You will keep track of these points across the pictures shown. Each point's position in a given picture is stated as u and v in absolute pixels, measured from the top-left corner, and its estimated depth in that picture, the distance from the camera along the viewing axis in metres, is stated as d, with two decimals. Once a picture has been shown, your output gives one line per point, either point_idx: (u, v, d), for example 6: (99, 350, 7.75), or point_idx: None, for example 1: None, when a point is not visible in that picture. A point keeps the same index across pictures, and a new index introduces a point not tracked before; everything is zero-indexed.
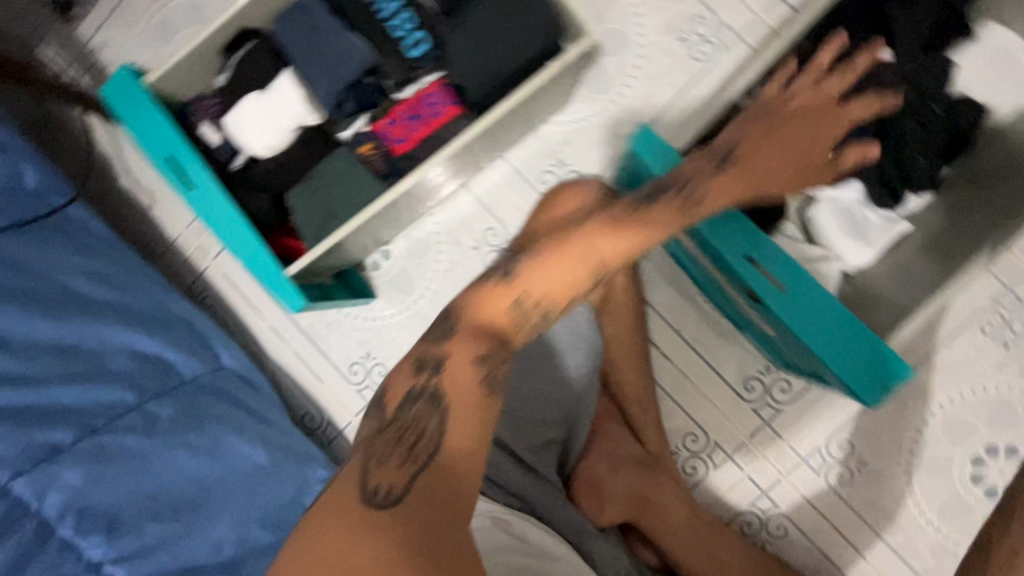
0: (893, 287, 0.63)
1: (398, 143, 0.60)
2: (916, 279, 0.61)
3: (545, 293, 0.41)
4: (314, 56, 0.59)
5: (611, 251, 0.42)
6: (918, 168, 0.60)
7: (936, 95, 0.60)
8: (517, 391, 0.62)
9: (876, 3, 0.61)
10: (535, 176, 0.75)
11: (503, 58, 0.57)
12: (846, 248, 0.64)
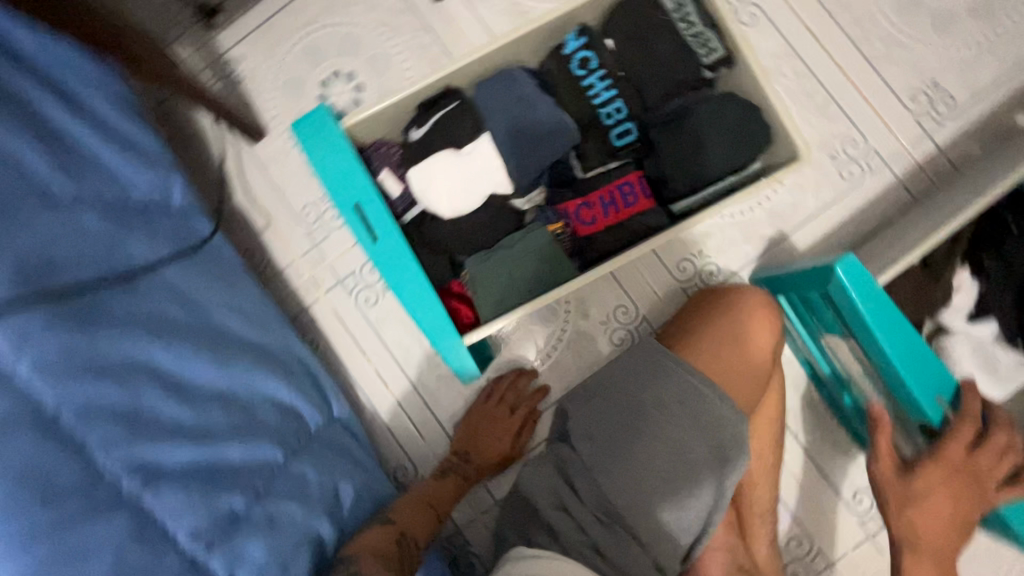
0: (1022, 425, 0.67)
1: (585, 225, 0.61)
2: None
3: (410, 526, 0.58)
4: (519, 129, 0.59)
5: (434, 493, 0.66)
6: None
7: None
8: (660, 492, 0.57)
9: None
10: (673, 264, 0.76)
11: (710, 162, 0.58)
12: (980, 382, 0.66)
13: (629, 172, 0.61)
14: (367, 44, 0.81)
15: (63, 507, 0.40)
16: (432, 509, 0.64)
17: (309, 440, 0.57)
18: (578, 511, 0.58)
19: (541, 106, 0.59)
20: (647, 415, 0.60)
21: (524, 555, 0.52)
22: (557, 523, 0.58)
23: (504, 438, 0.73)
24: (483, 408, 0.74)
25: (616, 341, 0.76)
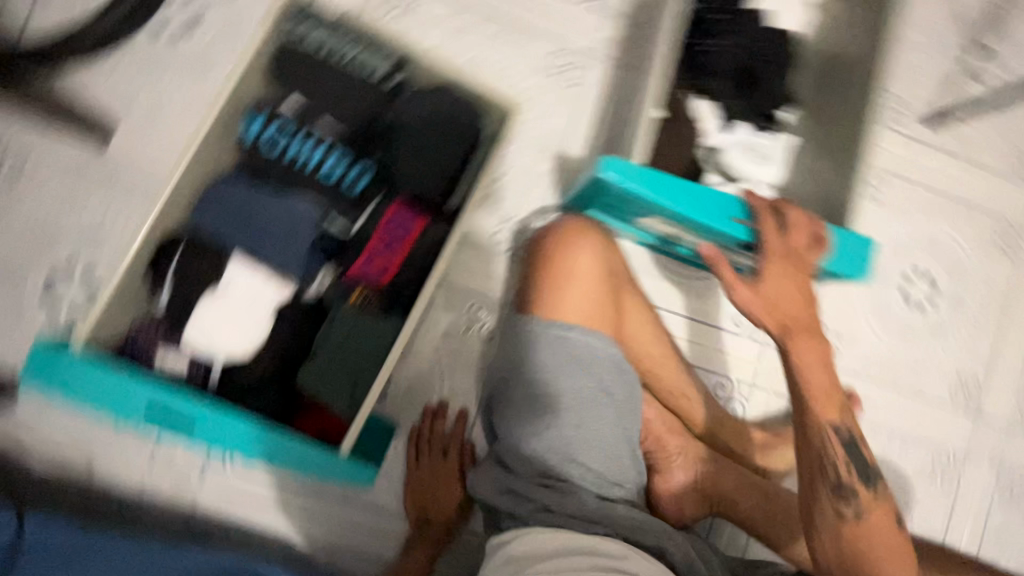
0: (811, 188, 0.75)
1: (382, 275, 0.58)
2: (823, 175, 0.75)
3: None
4: (262, 234, 0.56)
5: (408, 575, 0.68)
6: (774, 94, 0.76)
7: (755, 39, 0.75)
8: (588, 438, 0.56)
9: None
10: (490, 240, 0.78)
11: (444, 155, 0.60)
12: (761, 176, 0.76)
13: (389, 204, 0.59)
14: (70, 229, 0.71)
15: None
16: None
17: None
18: (520, 486, 0.55)
19: (269, 200, 0.56)
20: (540, 361, 0.57)
21: (505, 540, 0.52)
22: (510, 506, 0.55)
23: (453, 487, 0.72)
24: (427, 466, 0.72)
25: (489, 336, 0.77)
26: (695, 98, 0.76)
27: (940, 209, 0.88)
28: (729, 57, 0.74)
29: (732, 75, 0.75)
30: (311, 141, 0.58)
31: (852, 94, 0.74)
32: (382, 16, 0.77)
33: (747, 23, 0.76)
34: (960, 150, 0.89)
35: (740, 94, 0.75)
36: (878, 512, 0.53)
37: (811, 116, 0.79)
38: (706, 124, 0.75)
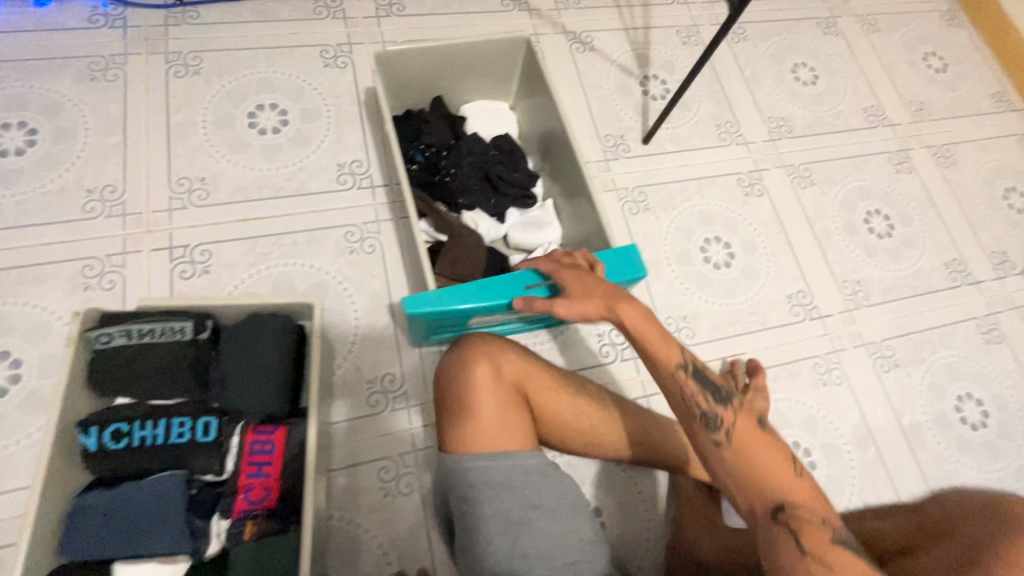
0: (581, 229, 0.92)
1: (267, 497, 0.62)
2: (582, 214, 0.91)
3: None
4: (135, 528, 0.57)
5: None
6: (519, 179, 0.93)
7: (481, 148, 0.93)
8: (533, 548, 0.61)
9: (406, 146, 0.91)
10: (367, 405, 0.84)
11: (275, 367, 0.67)
12: (549, 235, 0.93)
13: (245, 433, 0.64)
14: None
15: None
16: None
17: None
18: None
19: (128, 494, 0.58)
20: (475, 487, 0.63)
21: None
22: None
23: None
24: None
25: (409, 490, 0.81)
26: (466, 213, 0.90)
27: (690, 191, 1.09)
28: (469, 174, 0.90)
29: (477, 187, 0.90)
30: (148, 425, 0.61)
31: (564, 149, 0.92)
32: (185, 282, 0.86)
33: (467, 144, 0.92)
34: (676, 146, 1.13)
35: (492, 192, 0.92)
36: (740, 422, 0.61)
37: (555, 177, 0.97)
38: (485, 227, 0.90)
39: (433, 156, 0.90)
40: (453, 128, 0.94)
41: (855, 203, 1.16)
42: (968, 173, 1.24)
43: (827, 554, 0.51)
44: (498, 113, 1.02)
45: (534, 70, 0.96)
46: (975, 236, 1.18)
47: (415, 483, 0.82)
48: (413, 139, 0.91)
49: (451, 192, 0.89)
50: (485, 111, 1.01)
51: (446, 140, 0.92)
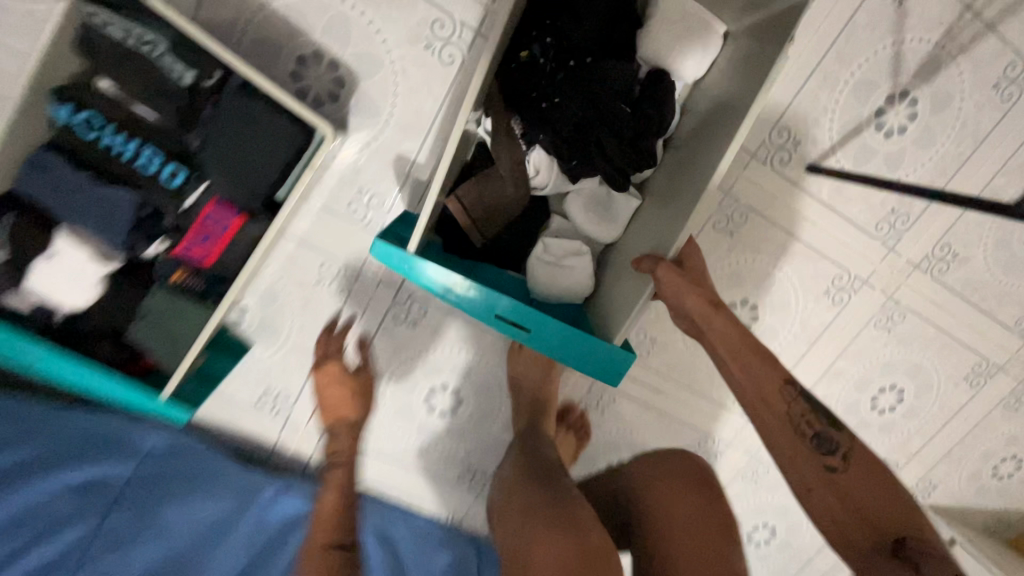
0: (638, 246, 0.76)
1: (203, 261, 0.67)
2: (649, 236, 0.73)
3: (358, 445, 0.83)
4: (79, 212, 0.61)
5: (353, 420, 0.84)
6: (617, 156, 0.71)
7: (612, 85, 0.68)
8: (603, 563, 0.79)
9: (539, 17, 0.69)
10: (344, 207, 0.83)
11: (260, 159, 0.63)
12: (602, 228, 0.79)
13: (207, 202, 0.64)
14: None
15: None
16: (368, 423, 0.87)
17: (114, 498, 0.75)
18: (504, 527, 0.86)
19: (83, 185, 0.60)
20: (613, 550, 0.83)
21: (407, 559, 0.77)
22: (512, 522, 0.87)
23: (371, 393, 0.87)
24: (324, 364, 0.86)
25: (337, 292, 0.88)
26: (535, 152, 0.74)
27: (784, 251, 0.93)
28: (565, 119, 0.69)
29: (569, 138, 0.71)
30: (123, 137, 0.60)
31: (705, 161, 0.67)
32: None
33: (600, 71, 0.68)
34: (830, 195, 0.90)
35: (573, 144, 0.71)
36: (851, 448, 0.65)
37: (676, 170, 0.74)
38: (542, 179, 0.75)
39: (555, 59, 0.69)
40: (615, 28, 0.70)
41: (894, 372, 1.06)
42: (1010, 424, 1.14)
43: (909, 537, 0.60)
44: (696, 37, 0.71)
45: (775, 33, 0.63)
46: (932, 463, 1.17)
47: (345, 289, 0.89)
48: (554, 12, 0.69)
49: (538, 118, 0.70)
50: (684, 21, 0.70)
51: (582, 53, 0.69)
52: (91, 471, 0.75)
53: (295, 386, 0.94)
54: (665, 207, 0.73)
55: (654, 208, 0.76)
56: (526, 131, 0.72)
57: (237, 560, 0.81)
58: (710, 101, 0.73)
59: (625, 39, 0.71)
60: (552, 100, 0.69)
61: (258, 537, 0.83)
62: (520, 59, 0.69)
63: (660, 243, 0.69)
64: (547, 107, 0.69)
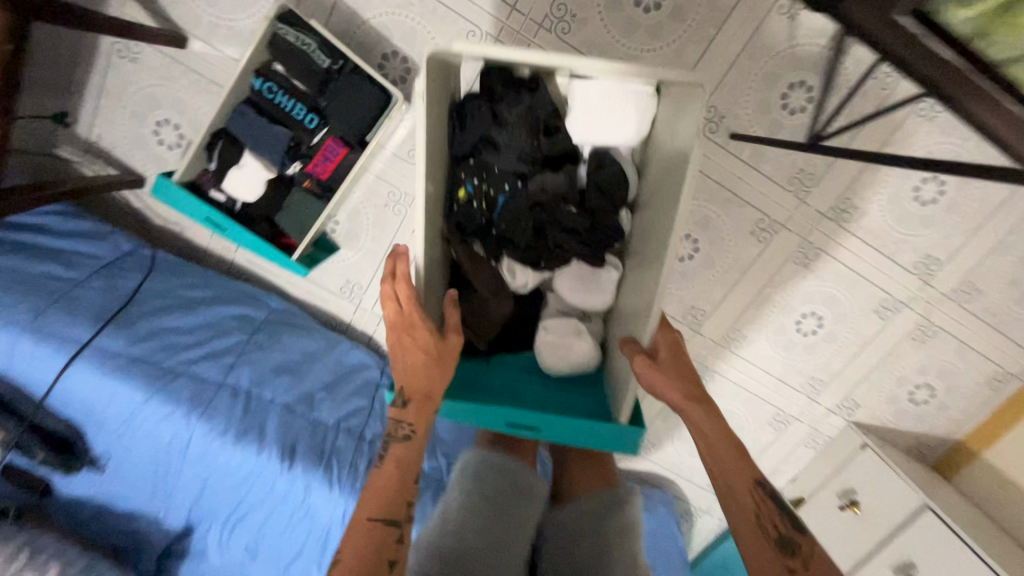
0: (630, 319, 0.92)
1: (322, 174, 1.11)
2: (634, 308, 0.91)
3: (419, 389, 0.85)
4: (259, 140, 1.06)
5: (419, 367, 0.85)
6: (573, 246, 0.97)
7: (551, 204, 0.97)
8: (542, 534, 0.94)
9: (479, 158, 0.96)
10: (405, 153, 1.24)
11: (360, 112, 1.05)
12: (589, 298, 1.02)
13: (327, 137, 1.08)
14: (165, 96, 1.22)
15: (190, 353, 1.04)
16: (429, 397, 0.85)
17: (256, 324, 1.17)
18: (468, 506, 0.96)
19: (263, 124, 1.06)
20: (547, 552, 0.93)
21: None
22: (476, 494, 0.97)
23: (442, 368, 0.85)
24: (404, 334, 0.85)
25: (397, 213, 1.30)
26: (506, 261, 1.01)
27: (716, 198, 1.29)
28: (519, 233, 0.97)
29: (528, 246, 0.99)
30: (285, 98, 1.05)
31: (648, 245, 0.88)
32: None
33: (536, 192, 0.97)
34: (751, 158, 1.23)
35: (537, 246, 0.99)
36: (809, 545, 0.68)
37: (640, 231, 0.94)
38: (520, 281, 1.02)
39: (486, 189, 0.96)
40: (536, 139, 0.95)
41: (812, 301, 1.37)
42: (920, 353, 1.41)
43: None
44: (620, 111, 0.89)
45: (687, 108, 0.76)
46: (854, 381, 1.46)
47: (402, 212, 1.30)
48: (477, 153, 0.96)
49: (497, 240, 0.99)
50: (605, 103, 0.89)
51: (519, 177, 0.96)
52: (243, 308, 1.18)
53: (365, 280, 1.38)
54: (637, 266, 0.93)
55: (632, 265, 0.96)
56: (488, 249, 1.01)
57: (326, 378, 1.19)
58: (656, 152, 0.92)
59: (557, 146, 0.97)
60: (502, 226, 0.98)
61: (338, 368, 1.22)
62: (462, 199, 0.97)
63: (639, 330, 0.85)
64: (504, 233, 0.98)
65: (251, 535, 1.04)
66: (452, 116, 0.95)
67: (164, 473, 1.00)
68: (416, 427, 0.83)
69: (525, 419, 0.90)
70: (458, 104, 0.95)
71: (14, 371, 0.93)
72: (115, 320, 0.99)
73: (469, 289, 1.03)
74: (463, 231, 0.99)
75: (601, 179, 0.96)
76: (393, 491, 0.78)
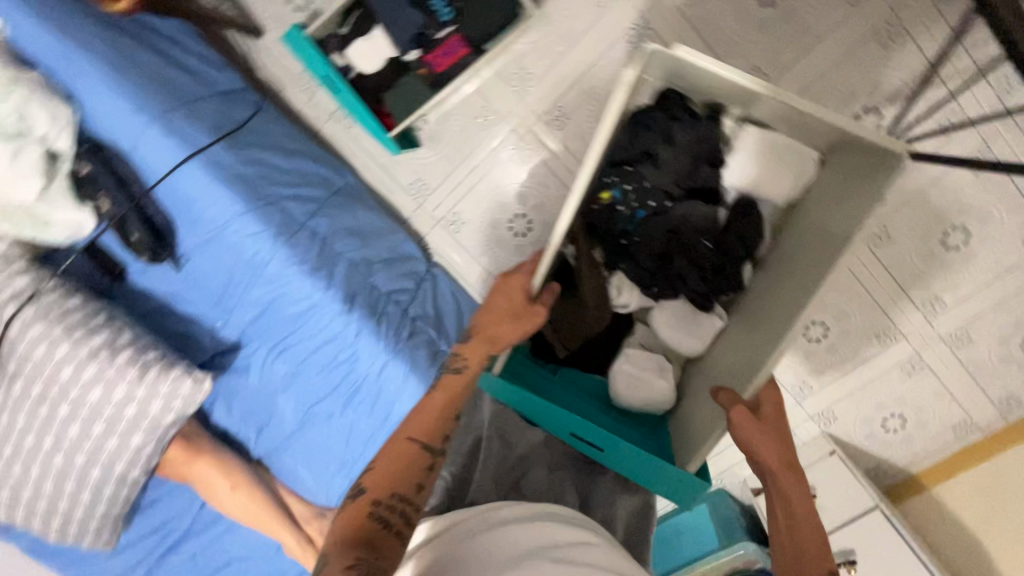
0: (725, 369, 0.94)
1: (438, 67, 1.19)
2: (741, 361, 0.90)
3: (492, 332, 0.92)
4: (394, 19, 1.15)
5: (498, 312, 0.92)
6: (695, 289, 0.98)
7: (687, 230, 0.97)
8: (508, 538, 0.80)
9: (636, 165, 0.98)
10: (510, 75, 1.35)
11: (492, 18, 1.15)
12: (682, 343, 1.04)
13: (454, 34, 1.17)
14: None
15: (281, 189, 1.13)
16: (492, 342, 0.91)
17: (334, 190, 1.28)
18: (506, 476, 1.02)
19: (402, 5, 1.14)
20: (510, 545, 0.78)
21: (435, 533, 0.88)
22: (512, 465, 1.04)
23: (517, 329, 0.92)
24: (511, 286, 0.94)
25: (483, 128, 1.40)
26: (617, 278, 1.05)
27: None
28: (646, 251, 0.98)
29: (648, 267, 0.99)
30: None
31: (777, 305, 0.86)
32: None
33: (683, 213, 0.96)
34: None
35: (659, 271, 0.99)
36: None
37: (765, 290, 0.93)
38: (623, 299, 1.05)
39: (633, 198, 0.98)
40: (696, 167, 0.97)
41: (822, 312, 1.52)
42: (903, 386, 1.54)
43: None
44: (781, 170, 0.91)
45: (852, 172, 0.78)
46: (838, 395, 1.59)
47: (489, 128, 1.40)
48: (637, 160, 0.98)
49: (620, 250, 1.02)
50: (775, 154, 0.91)
51: (667, 189, 0.97)
52: (325, 170, 1.29)
53: (433, 182, 1.47)
54: (752, 321, 0.93)
55: (741, 322, 0.96)
56: (606, 259, 1.04)
57: (383, 257, 1.28)
58: (802, 217, 0.91)
59: (711, 177, 0.97)
60: (633, 245, 1.00)
61: (394, 254, 1.32)
62: (602, 201, 0.99)
63: (740, 381, 0.87)
64: (627, 251, 1.01)
65: (293, 365, 1.14)
66: (626, 124, 0.98)
67: (235, 287, 1.08)
68: (468, 362, 0.91)
69: (595, 438, 0.94)
70: (639, 113, 0.98)
71: (132, 151, 0.99)
72: (228, 138, 1.08)
73: (572, 295, 1.03)
74: (593, 230, 1.02)
75: (743, 226, 0.96)
76: (436, 426, 0.86)
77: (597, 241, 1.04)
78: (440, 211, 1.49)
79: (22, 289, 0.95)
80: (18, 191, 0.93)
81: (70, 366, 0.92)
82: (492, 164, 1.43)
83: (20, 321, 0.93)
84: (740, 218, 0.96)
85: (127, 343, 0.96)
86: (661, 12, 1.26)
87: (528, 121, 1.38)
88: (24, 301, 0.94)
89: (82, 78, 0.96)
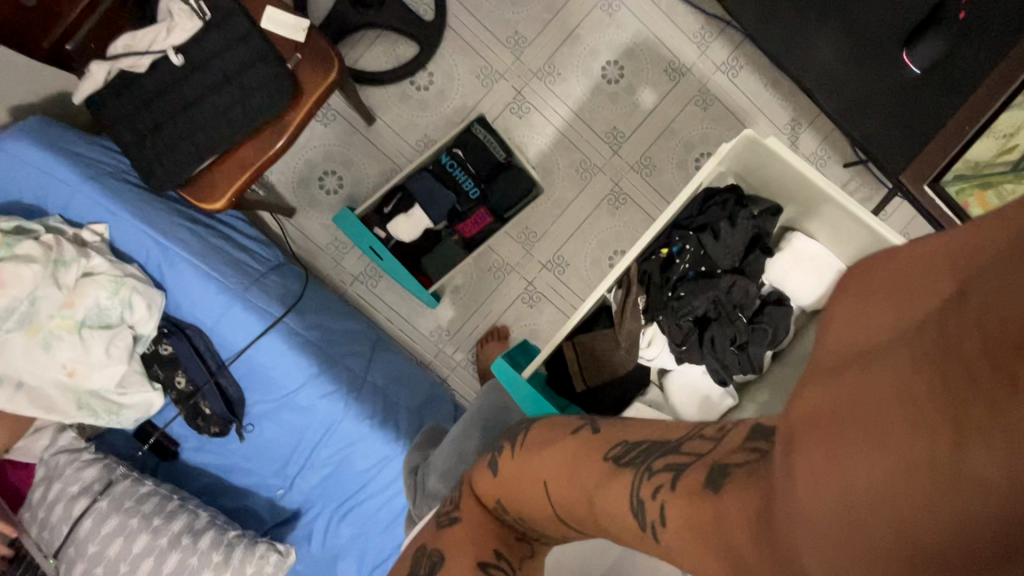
0: None
1: (468, 232, 1.41)
2: None
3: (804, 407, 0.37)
4: (430, 200, 1.38)
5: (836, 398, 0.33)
6: (731, 363, 0.99)
7: (729, 302, 1.02)
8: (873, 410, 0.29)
9: (698, 232, 1.03)
10: (517, 233, 1.60)
11: (513, 195, 1.42)
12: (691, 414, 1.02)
13: (479, 207, 1.42)
14: (340, 155, 1.54)
15: (343, 347, 1.16)
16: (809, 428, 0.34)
17: (381, 344, 1.25)
18: None
19: (439, 190, 1.38)
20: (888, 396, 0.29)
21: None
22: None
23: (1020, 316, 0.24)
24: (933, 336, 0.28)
25: (497, 277, 1.59)
26: (652, 326, 1.03)
27: None
28: (690, 309, 1.00)
29: (686, 326, 1.00)
30: (461, 176, 1.41)
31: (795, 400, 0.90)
32: (509, 118, 1.59)
33: (732, 284, 1.01)
34: None
35: (695, 335, 1.00)
36: None
37: (775, 388, 0.99)
38: (649, 349, 1.04)
39: (690, 257, 1.02)
40: (748, 250, 1.03)
41: None
42: None
43: None
44: (824, 275, 1.01)
45: None
46: None
47: (502, 275, 1.59)
48: (698, 230, 1.03)
49: (663, 303, 1.01)
50: (815, 261, 1.02)
51: (719, 261, 1.02)
52: (367, 331, 1.25)
53: (452, 327, 1.58)
54: (767, 412, 0.94)
55: (755, 411, 0.97)
56: (647, 308, 1.02)
57: (437, 403, 1.23)
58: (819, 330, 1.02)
59: (758, 264, 1.03)
60: (683, 300, 1.00)
61: (441, 400, 1.24)
62: (661, 254, 1.03)
63: None
64: (683, 304, 1.00)
65: (359, 526, 1.10)
66: (698, 196, 1.05)
67: (304, 449, 1.10)
68: (690, 482, 0.44)
69: None
70: (706, 192, 1.06)
71: (212, 329, 1.06)
72: (297, 307, 1.13)
73: (604, 329, 1.06)
74: (644, 281, 1.03)
75: (773, 315, 1.01)
76: (586, 486, 0.52)
77: (641, 287, 1.02)
78: (461, 352, 1.58)
79: (93, 481, 0.91)
80: (95, 377, 0.93)
81: (148, 560, 0.87)
82: (506, 305, 1.59)
83: (92, 517, 0.89)
84: (783, 306, 1.02)
85: (206, 524, 0.92)
86: (633, 182, 1.60)
87: (535, 269, 1.59)
88: (96, 495, 0.90)
89: (172, 264, 1.04)
